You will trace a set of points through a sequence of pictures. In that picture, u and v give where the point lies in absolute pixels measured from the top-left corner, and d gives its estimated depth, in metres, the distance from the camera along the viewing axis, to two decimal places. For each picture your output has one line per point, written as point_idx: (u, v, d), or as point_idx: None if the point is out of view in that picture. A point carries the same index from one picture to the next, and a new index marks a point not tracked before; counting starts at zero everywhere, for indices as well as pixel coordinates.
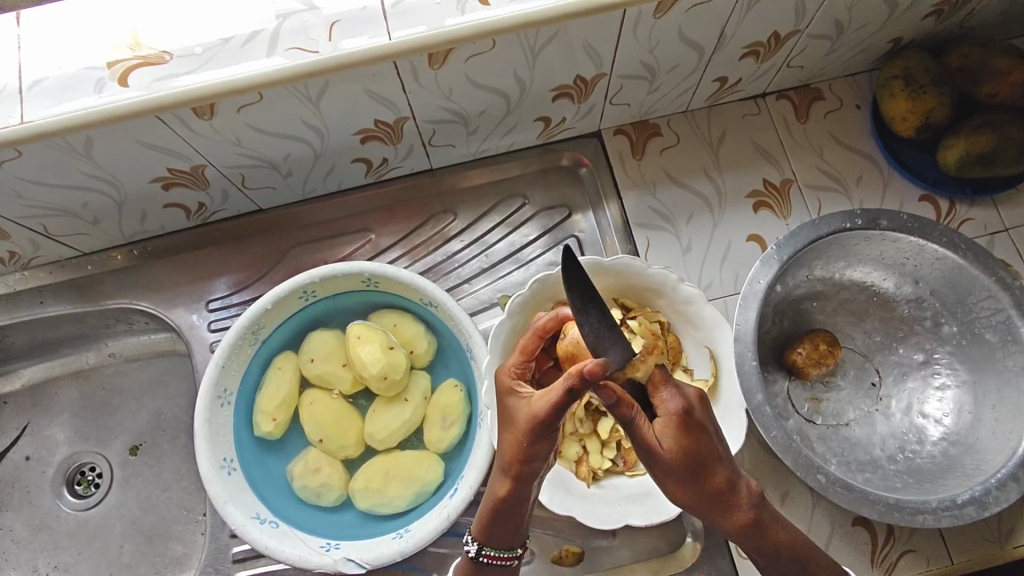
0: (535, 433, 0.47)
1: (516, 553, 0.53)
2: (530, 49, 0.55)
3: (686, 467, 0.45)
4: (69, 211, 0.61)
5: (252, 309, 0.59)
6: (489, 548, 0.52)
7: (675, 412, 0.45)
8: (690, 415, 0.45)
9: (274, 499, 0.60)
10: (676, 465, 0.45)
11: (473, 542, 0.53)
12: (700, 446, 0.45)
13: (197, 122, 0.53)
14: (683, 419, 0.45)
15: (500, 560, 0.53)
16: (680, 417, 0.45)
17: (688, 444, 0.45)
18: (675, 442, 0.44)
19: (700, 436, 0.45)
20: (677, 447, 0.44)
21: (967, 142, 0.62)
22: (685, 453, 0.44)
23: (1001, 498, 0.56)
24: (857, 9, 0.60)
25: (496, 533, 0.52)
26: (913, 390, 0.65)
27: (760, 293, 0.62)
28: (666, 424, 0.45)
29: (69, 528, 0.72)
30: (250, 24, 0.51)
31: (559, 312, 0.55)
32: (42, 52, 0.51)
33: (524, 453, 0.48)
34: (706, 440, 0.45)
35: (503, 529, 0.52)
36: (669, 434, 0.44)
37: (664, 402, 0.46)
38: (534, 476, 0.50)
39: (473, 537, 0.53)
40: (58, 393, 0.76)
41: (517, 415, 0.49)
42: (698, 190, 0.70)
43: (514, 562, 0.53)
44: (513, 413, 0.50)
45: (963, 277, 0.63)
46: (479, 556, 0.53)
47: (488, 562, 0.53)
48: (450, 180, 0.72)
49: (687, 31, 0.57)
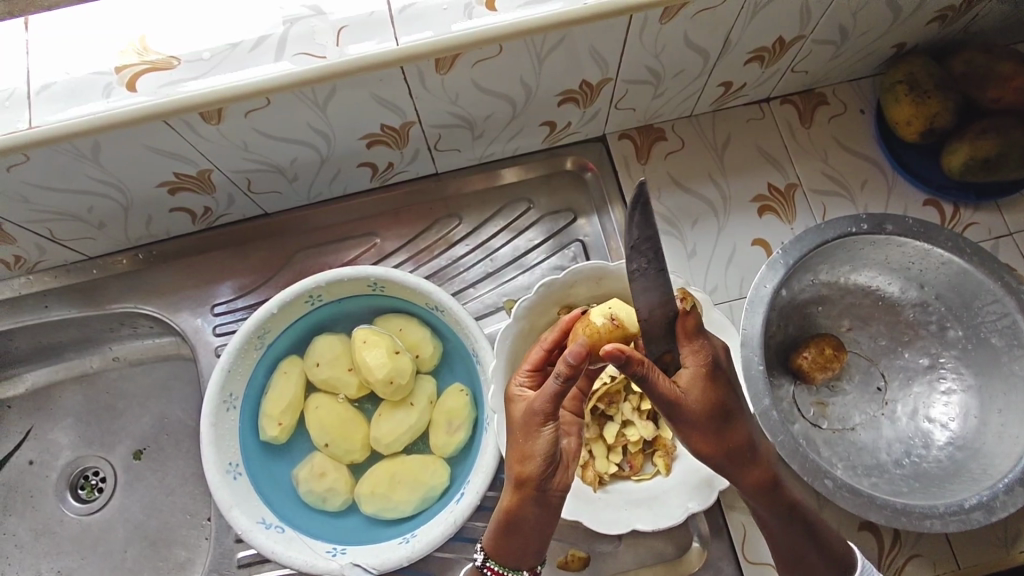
0: (528, 430, 0.49)
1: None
2: (537, 55, 0.55)
3: (710, 417, 0.47)
4: (75, 215, 0.61)
5: (258, 314, 0.59)
6: (494, 561, 0.52)
7: (703, 363, 0.47)
8: (717, 368, 0.48)
9: (282, 504, 0.60)
10: (698, 416, 0.47)
11: (482, 551, 0.53)
12: (723, 396, 0.48)
13: (206, 127, 0.53)
14: (709, 370, 0.48)
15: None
16: (707, 368, 0.48)
17: (710, 394, 0.47)
18: (699, 391, 0.47)
19: (723, 388, 0.48)
20: (699, 398, 0.47)
21: (971, 147, 0.63)
22: (705, 404, 0.47)
23: (1008, 503, 0.56)
24: (862, 15, 0.60)
25: (508, 546, 0.51)
26: (919, 395, 0.65)
27: (766, 297, 0.62)
28: (693, 373, 0.47)
29: (72, 533, 0.71)
30: (257, 30, 0.51)
31: (560, 322, 0.54)
32: (50, 57, 0.51)
33: (523, 457, 0.49)
34: (728, 392, 0.48)
35: (512, 541, 0.51)
36: (694, 384, 0.47)
37: (694, 353, 0.48)
38: (540, 493, 0.49)
39: (482, 545, 0.53)
40: (62, 398, 0.75)
41: (515, 417, 0.51)
42: (704, 195, 0.70)
43: None
44: (513, 414, 0.51)
45: (969, 281, 0.63)
46: (484, 566, 0.52)
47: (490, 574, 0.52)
48: (455, 184, 0.72)
49: (692, 37, 0.58)
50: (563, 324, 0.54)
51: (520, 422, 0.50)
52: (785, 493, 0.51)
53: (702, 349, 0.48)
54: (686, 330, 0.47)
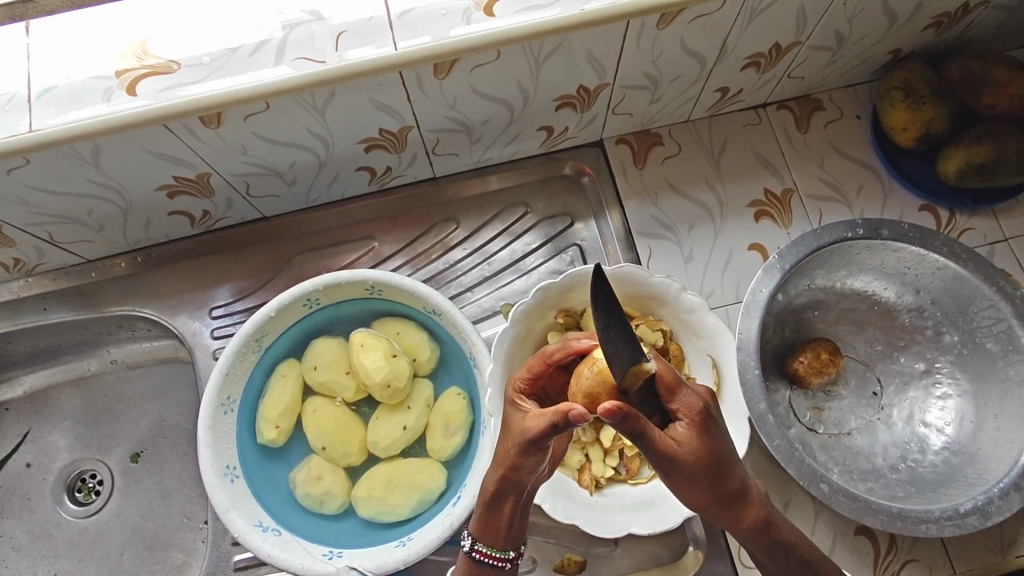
0: (527, 452, 0.45)
1: (510, 555, 0.52)
2: (535, 60, 0.56)
3: (713, 471, 0.42)
4: (74, 218, 0.61)
5: (256, 317, 0.59)
6: (482, 545, 0.51)
7: (695, 416, 0.43)
8: (709, 416, 0.43)
9: (278, 506, 0.60)
10: (699, 472, 0.42)
11: (469, 537, 0.52)
12: (721, 448, 0.43)
13: (205, 131, 0.53)
14: (700, 420, 0.43)
15: (493, 560, 0.51)
16: (699, 421, 0.43)
17: (710, 447, 0.42)
18: (697, 445, 0.42)
19: (720, 438, 0.43)
20: (699, 453, 0.42)
21: (967, 153, 0.63)
22: (708, 459, 0.42)
23: (1003, 508, 0.56)
24: (857, 21, 0.61)
25: (495, 529, 0.51)
26: (915, 399, 0.66)
27: (762, 301, 0.62)
28: (686, 427, 0.42)
29: (68, 536, 0.71)
30: (258, 34, 0.51)
31: (571, 342, 0.51)
32: (52, 61, 0.51)
33: (512, 460, 0.46)
34: (724, 438, 0.44)
35: (500, 524, 0.51)
36: (689, 437, 0.42)
37: (682, 405, 0.43)
38: (525, 480, 0.48)
39: (469, 532, 0.52)
40: (60, 400, 0.75)
41: (512, 428, 0.48)
42: (700, 199, 0.70)
43: (507, 565, 0.52)
44: (513, 424, 0.48)
45: (963, 287, 0.63)
46: (473, 551, 0.51)
47: (479, 560, 0.51)
48: (453, 189, 0.72)
49: (688, 43, 0.58)
50: (574, 347, 0.51)
51: (513, 438, 0.47)
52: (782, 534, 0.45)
53: (689, 397, 0.43)
54: (665, 382, 0.43)
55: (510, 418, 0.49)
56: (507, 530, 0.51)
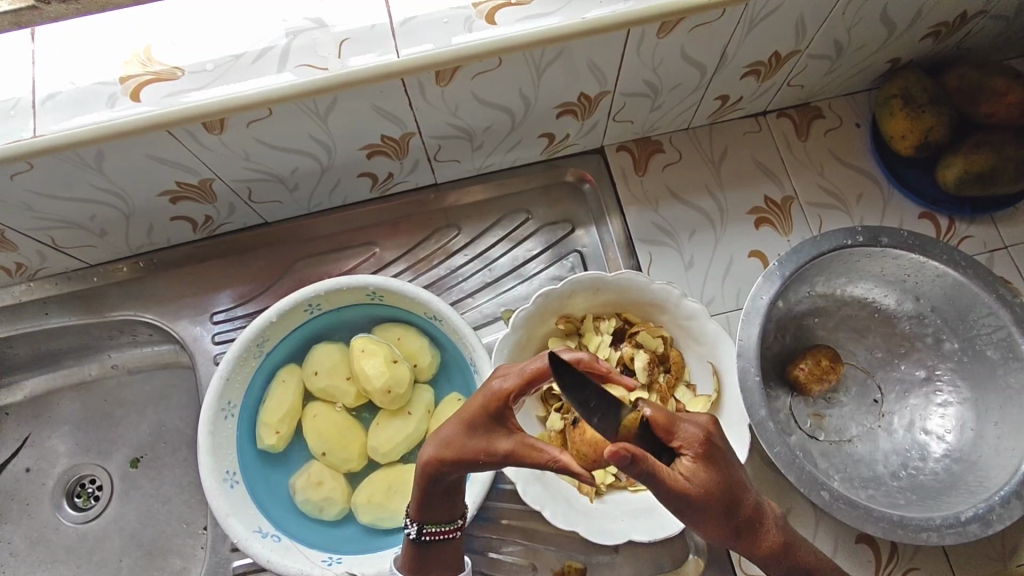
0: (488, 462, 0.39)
1: (457, 524, 0.50)
2: (536, 68, 0.56)
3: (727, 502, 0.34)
4: (76, 224, 0.61)
5: (257, 323, 0.59)
6: (430, 526, 0.48)
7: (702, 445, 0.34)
8: (716, 445, 0.35)
9: (276, 511, 0.60)
10: (714, 507, 0.34)
11: (414, 524, 0.48)
12: (731, 470, 0.35)
13: (208, 137, 0.54)
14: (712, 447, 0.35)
15: (442, 535, 0.49)
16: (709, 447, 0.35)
17: (721, 475, 0.34)
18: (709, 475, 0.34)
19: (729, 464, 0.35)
20: (713, 486, 0.34)
21: (966, 161, 0.63)
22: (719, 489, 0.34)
23: (1004, 516, 0.57)
24: (856, 30, 0.61)
25: (436, 514, 0.48)
26: (915, 407, 0.66)
27: (762, 308, 0.62)
28: (694, 460, 0.34)
29: (68, 542, 0.71)
30: (261, 41, 0.52)
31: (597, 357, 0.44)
32: (56, 66, 0.51)
33: (466, 462, 0.40)
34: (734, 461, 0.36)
35: (442, 511, 0.48)
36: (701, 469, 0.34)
37: (686, 437, 0.34)
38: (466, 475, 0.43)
39: (410, 518, 0.49)
40: (60, 405, 0.75)
41: (478, 426, 0.40)
42: (700, 207, 0.70)
43: (456, 534, 0.50)
44: (483, 430, 0.40)
45: (963, 294, 0.64)
46: (421, 535, 0.49)
47: (429, 540, 0.49)
48: (454, 196, 0.72)
49: (688, 51, 0.58)
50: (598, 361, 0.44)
51: (475, 449, 0.40)
52: (793, 550, 0.37)
53: (693, 427, 0.35)
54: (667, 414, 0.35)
55: (485, 430, 0.40)
56: (443, 512, 0.48)
